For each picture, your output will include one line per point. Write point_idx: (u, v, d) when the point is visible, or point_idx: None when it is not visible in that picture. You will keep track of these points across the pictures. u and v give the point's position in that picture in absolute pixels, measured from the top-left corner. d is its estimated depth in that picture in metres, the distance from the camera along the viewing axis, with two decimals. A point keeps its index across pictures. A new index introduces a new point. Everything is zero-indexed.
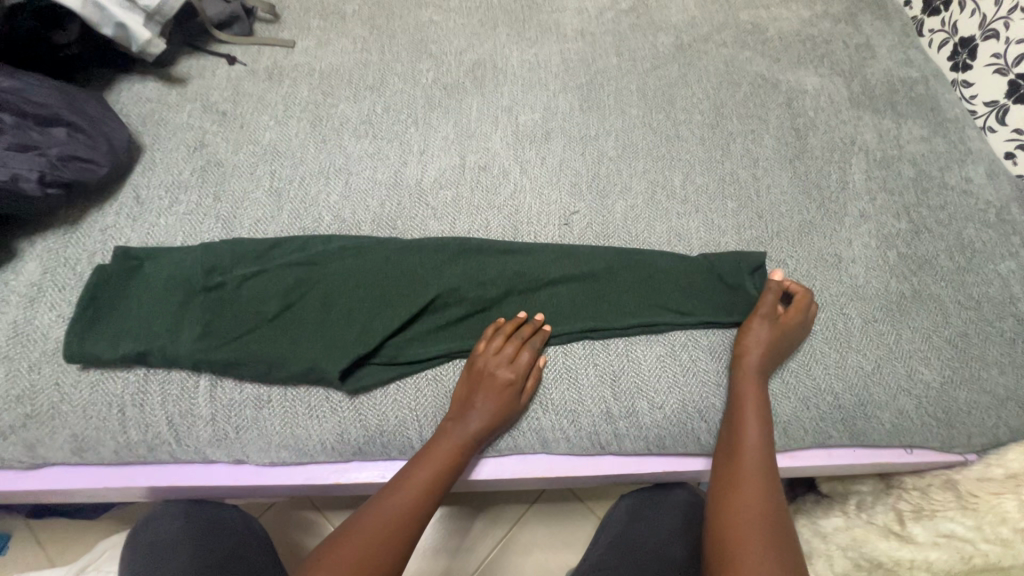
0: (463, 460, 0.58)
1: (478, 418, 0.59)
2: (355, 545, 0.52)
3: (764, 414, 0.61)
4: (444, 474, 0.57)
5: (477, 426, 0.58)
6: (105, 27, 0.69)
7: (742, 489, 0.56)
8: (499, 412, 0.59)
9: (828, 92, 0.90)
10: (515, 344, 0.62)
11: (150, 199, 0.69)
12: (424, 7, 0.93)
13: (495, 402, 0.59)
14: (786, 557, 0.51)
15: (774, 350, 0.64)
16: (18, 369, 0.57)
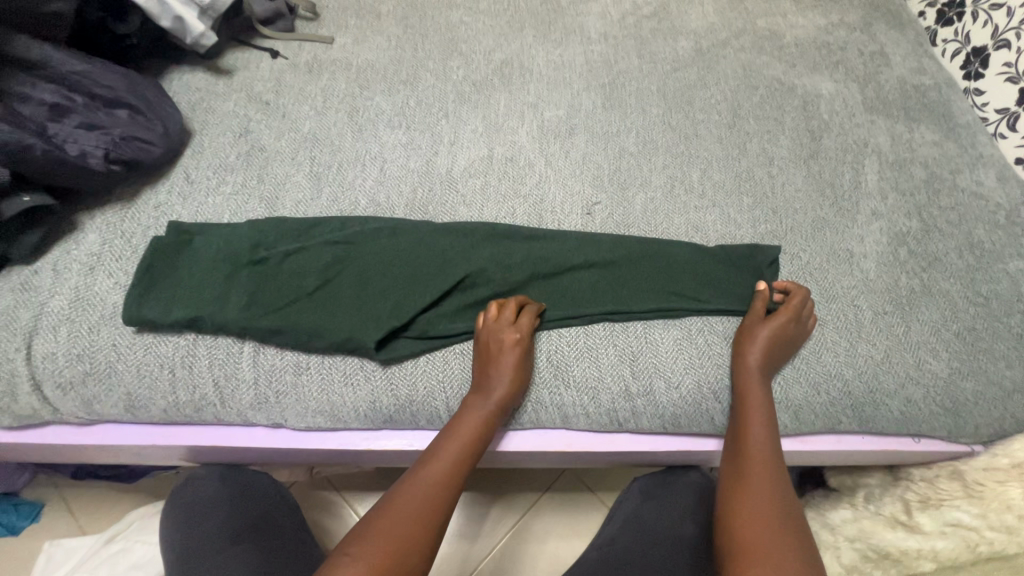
0: (486, 432, 0.61)
1: (499, 391, 0.61)
2: (392, 518, 0.54)
3: (769, 398, 0.64)
4: (470, 446, 0.60)
5: (498, 399, 0.61)
6: (164, 19, 0.74)
7: (754, 473, 0.59)
8: (516, 385, 0.62)
9: (842, 96, 0.93)
10: (513, 308, 0.65)
11: (199, 179, 0.73)
12: (455, 9, 0.98)
13: (513, 375, 0.62)
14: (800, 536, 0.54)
15: (779, 333, 0.66)
16: (78, 331, 0.61)
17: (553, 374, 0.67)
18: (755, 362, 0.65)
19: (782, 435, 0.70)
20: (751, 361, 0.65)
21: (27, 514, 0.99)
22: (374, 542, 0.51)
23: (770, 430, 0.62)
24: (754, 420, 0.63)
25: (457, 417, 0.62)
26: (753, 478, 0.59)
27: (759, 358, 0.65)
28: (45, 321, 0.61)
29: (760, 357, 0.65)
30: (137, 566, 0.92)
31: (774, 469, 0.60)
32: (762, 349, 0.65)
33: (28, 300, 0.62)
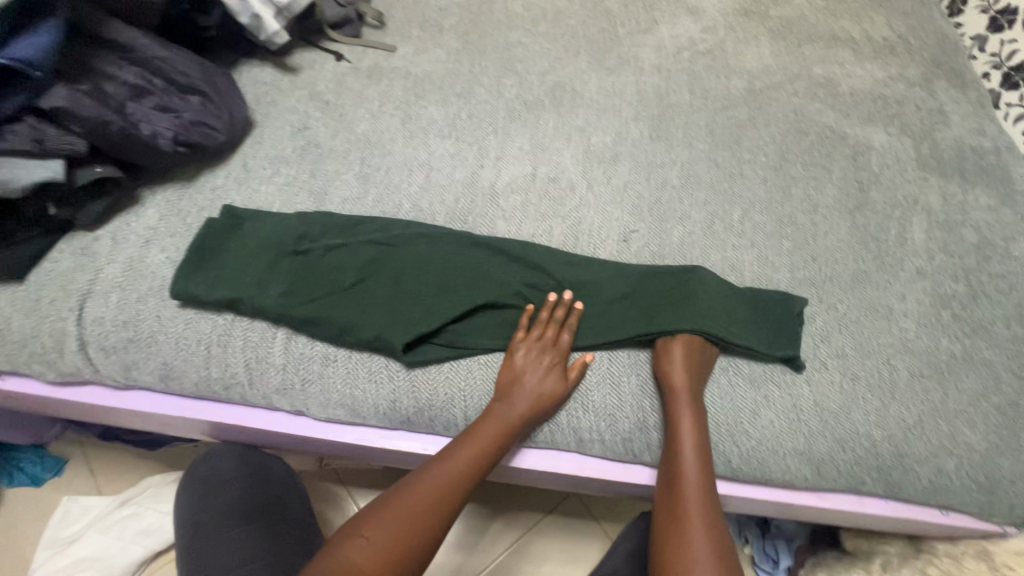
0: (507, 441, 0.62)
1: (522, 403, 0.63)
2: (404, 508, 0.56)
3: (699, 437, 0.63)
4: (490, 451, 0.61)
5: (520, 410, 0.63)
6: (242, 15, 0.78)
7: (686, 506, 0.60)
8: (541, 399, 0.64)
9: (894, 150, 0.92)
10: (554, 329, 0.68)
11: (255, 168, 0.77)
12: (514, 29, 1.01)
13: (538, 391, 0.64)
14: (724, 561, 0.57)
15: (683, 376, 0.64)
16: (128, 298, 0.65)
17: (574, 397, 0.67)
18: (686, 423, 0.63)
19: (801, 488, 0.68)
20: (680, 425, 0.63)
21: (51, 468, 1.03)
22: (381, 529, 0.55)
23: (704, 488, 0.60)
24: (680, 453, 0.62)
25: (483, 419, 0.63)
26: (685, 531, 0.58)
27: (688, 420, 0.63)
28: (98, 287, 0.65)
29: (686, 411, 0.63)
30: (145, 531, 0.96)
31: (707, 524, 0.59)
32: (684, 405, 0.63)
33: (87, 264, 0.66)
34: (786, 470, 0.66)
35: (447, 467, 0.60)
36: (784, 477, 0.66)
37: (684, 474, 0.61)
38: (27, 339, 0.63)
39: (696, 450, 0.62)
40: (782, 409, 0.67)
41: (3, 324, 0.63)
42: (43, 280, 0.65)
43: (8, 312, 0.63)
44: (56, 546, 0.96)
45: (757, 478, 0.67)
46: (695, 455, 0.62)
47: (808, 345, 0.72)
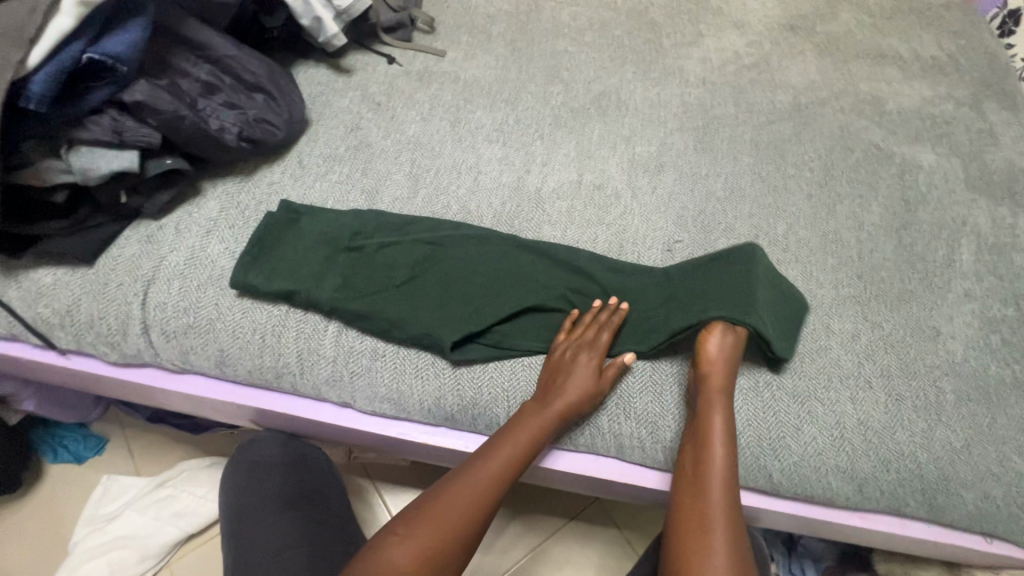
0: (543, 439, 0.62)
1: (557, 402, 0.63)
2: (447, 502, 0.58)
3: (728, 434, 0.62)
4: (524, 449, 0.62)
5: (556, 408, 0.63)
6: (304, 18, 0.81)
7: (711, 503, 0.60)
8: (579, 398, 0.64)
9: (942, 170, 0.91)
10: (594, 328, 0.68)
11: (310, 165, 0.79)
12: (561, 38, 1.02)
13: (576, 388, 0.64)
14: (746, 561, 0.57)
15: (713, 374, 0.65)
16: (189, 286, 0.67)
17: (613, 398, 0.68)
18: (717, 422, 0.62)
19: (841, 506, 0.68)
20: (711, 424, 0.62)
21: (93, 448, 1.06)
22: (423, 524, 0.57)
23: (730, 489, 0.60)
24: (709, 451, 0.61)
25: (522, 416, 0.64)
26: (709, 531, 0.58)
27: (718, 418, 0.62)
28: (162, 274, 0.67)
29: (717, 409, 0.63)
30: (180, 513, 0.97)
31: (731, 526, 0.59)
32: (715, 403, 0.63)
33: (151, 252, 0.68)
34: (828, 487, 0.66)
35: (483, 465, 0.61)
36: (825, 495, 0.66)
37: (711, 475, 0.60)
38: (94, 321, 0.66)
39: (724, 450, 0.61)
40: (825, 426, 0.67)
41: (72, 306, 0.66)
42: (110, 265, 0.67)
43: (77, 294, 0.66)
44: (97, 523, 0.98)
45: (797, 494, 0.67)
46: (723, 457, 0.61)
47: (853, 363, 0.71)
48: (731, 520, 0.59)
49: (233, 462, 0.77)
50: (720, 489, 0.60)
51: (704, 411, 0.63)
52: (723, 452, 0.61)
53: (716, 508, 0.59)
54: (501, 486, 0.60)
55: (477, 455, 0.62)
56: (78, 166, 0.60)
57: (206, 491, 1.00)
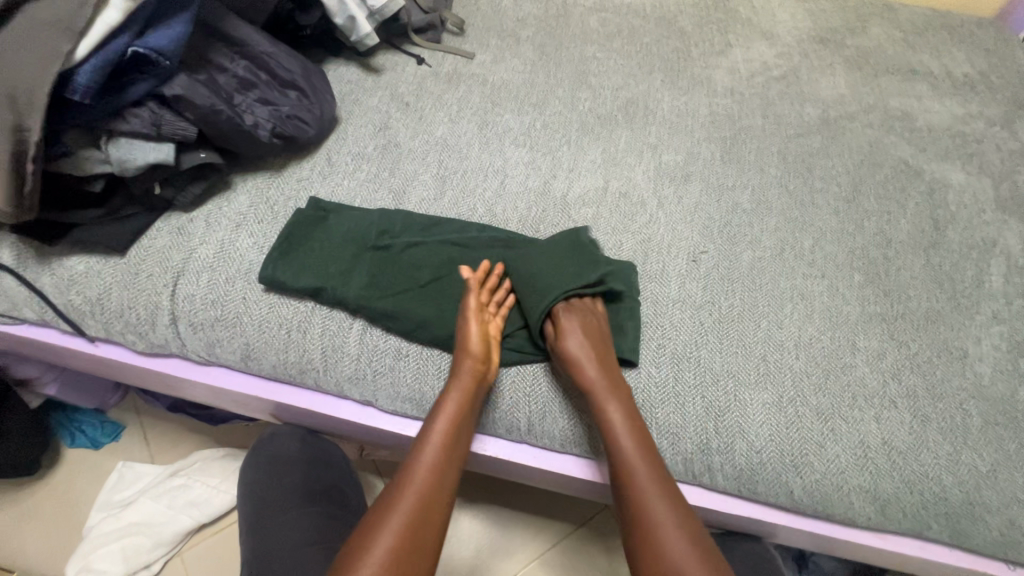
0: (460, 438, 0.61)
1: (452, 399, 0.61)
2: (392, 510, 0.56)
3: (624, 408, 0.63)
4: (444, 454, 0.60)
5: (455, 404, 0.61)
6: (339, 16, 0.82)
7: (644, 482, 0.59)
8: (477, 388, 0.62)
9: (972, 189, 0.90)
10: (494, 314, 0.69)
11: (339, 162, 0.80)
12: (589, 44, 1.02)
13: (470, 374, 0.62)
14: (696, 538, 0.57)
15: (590, 345, 0.66)
16: (218, 279, 0.68)
17: (574, 390, 0.68)
18: (613, 405, 0.62)
19: (861, 526, 0.67)
20: (611, 413, 0.62)
21: (109, 434, 1.07)
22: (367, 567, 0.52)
23: (659, 474, 0.60)
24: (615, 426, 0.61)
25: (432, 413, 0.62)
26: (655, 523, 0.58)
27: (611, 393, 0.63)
28: (191, 266, 0.68)
29: (605, 388, 0.63)
30: (193, 503, 0.98)
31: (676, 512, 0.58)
32: (600, 378, 0.64)
33: (181, 244, 0.69)
34: (850, 506, 0.65)
35: (410, 488, 0.57)
36: (846, 514, 0.65)
37: (637, 467, 0.60)
38: (124, 310, 0.67)
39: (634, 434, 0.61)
40: (848, 444, 0.66)
41: (104, 294, 0.67)
42: (141, 255, 0.68)
43: (108, 283, 0.67)
44: (110, 509, 0.99)
45: (818, 512, 0.66)
46: (635, 441, 0.61)
47: (878, 381, 0.71)
48: (674, 507, 0.59)
49: (253, 453, 0.80)
50: (650, 478, 0.60)
51: (600, 395, 0.63)
52: (635, 437, 0.61)
53: (655, 497, 0.59)
54: (438, 497, 0.58)
55: (400, 482, 0.58)
56: (116, 157, 0.61)
57: (220, 482, 1.00)
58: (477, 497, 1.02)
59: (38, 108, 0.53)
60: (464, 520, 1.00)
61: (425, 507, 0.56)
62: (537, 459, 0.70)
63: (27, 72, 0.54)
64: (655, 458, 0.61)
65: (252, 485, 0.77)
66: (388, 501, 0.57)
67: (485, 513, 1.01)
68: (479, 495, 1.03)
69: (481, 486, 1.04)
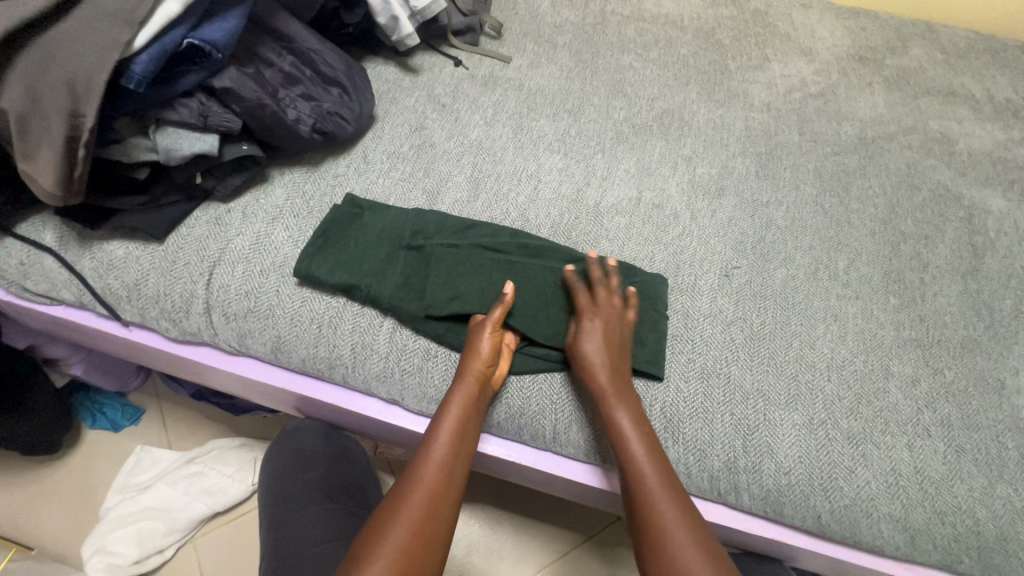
0: (465, 442, 0.60)
1: (457, 401, 0.61)
2: (401, 505, 0.55)
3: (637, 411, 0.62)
4: (448, 458, 0.58)
5: (458, 405, 0.61)
6: (381, 16, 0.82)
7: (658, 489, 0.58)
8: (480, 391, 0.62)
9: (1013, 217, 0.87)
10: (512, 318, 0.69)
11: (374, 160, 0.80)
12: (626, 53, 1.02)
13: (477, 377, 0.62)
14: (712, 550, 0.54)
15: (600, 342, 0.65)
16: (253, 270, 0.68)
17: None
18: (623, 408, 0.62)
19: (889, 556, 0.65)
20: (616, 414, 0.61)
21: (130, 417, 1.08)
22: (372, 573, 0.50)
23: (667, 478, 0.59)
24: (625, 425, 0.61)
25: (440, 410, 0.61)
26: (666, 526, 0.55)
27: (622, 395, 0.63)
28: (227, 256, 0.69)
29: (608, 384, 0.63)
30: (209, 491, 0.98)
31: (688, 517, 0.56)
32: (602, 372, 0.63)
33: (218, 234, 0.70)
34: (878, 535, 0.64)
35: (413, 489, 0.56)
36: (874, 542, 0.64)
37: (648, 471, 0.59)
38: (160, 297, 0.68)
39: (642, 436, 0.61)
40: (879, 471, 0.65)
41: (141, 280, 0.68)
42: (179, 243, 0.69)
43: (145, 269, 0.68)
44: (128, 492, 1.00)
45: (844, 538, 0.65)
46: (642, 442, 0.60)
47: (911, 409, 0.69)
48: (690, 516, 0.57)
49: (274, 447, 0.82)
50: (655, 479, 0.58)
51: (604, 394, 0.62)
52: (642, 439, 0.60)
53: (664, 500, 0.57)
54: (443, 494, 0.57)
55: (407, 478, 0.57)
56: (162, 145, 0.62)
57: (235, 471, 1.01)
58: (489, 502, 1.02)
59: (95, 94, 0.54)
60: (476, 525, 1.00)
61: (427, 509, 0.55)
62: (558, 468, 0.69)
63: (86, 60, 0.54)
64: (664, 463, 0.60)
65: (273, 480, 0.79)
66: (391, 502, 0.56)
67: (496, 518, 1.01)
68: (492, 500, 1.02)
69: (494, 490, 1.03)
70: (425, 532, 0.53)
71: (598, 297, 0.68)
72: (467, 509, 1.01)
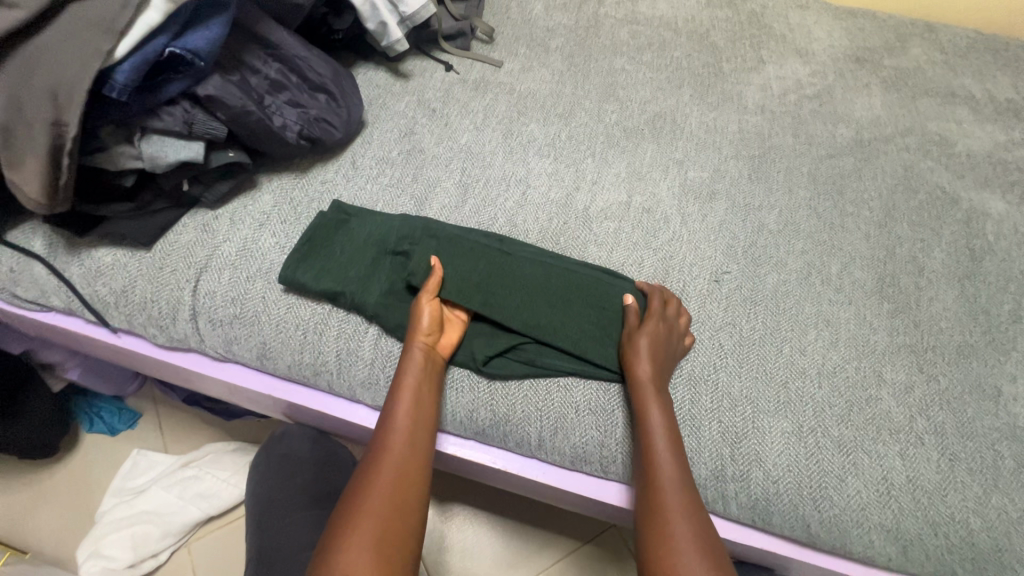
0: (423, 412, 0.61)
1: (409, 376, 0.61)
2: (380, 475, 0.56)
3: (666, 400, 0.63)
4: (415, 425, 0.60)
5: (415, 373, 0.62)
6: (370, 22, 0.83)
7: (665, 476, 0.59)
8: (431, 365, 0.63)
9: (1013, 219, 0.85)
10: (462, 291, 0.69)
11: (363, 166, 0.80)
12: (619, 56, 1.01)
13: (421, 348, 0.63)
14: (707, 540, 0.55)
15: (657, 339, 0.65)
16: (239, 277, 0.69)
17: (587, 406, 0.66)
18: (654, 396, 0.62)
19: (881, 566, 0.64)
20: (648, 403, 0.62)
21: (126, 421, 1.09)
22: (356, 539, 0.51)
23: (678, 464, 0.59)
24: (651, 412, 0.61)
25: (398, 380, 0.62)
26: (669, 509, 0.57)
27: (658, 389, 0.63)
28: (214, 262, 0.69)
29: (651, 376, 0.63)
30: (203, 495, 0.99)
31: (689, 499, 0.57)
32: (649, 364, 0.63)
33: (206, 240, 0.70)
34: (869, 545, 0.63)
35: (388, 458, 0.57)
36: (864, 552, 0.63)
37: (663, 459, 0.59)
38: (147, 303, 0.68)
39: (664, 424, 0.61)
40: (870, 479, 0.64)
41: (128, 287, 0.69)
42: (166, 250, 0.69)
43: (133, 275, 0.69)
44: (123, 496, 1.00)
45: (834, 548, 0.64)
46: (663, 430, 0.61)
47: (904, 416, 0.68)
48: (692, 508, 0.57)
49: (264, 451, 0.84)
50: (669, 464, 0.59)
51: (644, 384, 0.63)
52: (665, 427, 0.61)
53: (671, 486, 0.58)
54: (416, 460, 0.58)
55: (379, 448, 0.58)
56: (147, 153, 0.62)
57: (230, 475, 1.01)
58: (483, 507, 1.02)
59: (78, 103, 0.55)
60: (468, 530, 0.99)
61: (401, 476, 0.56)
62: (543, 474, 0.69)
63: (70, 69, 0.55)
64: (678, 452, 0.60)
65: (264, 484, 0.82)
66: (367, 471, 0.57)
67: (489, 524, 1.00)
68: (486, 505, 1.02)
69: (487, 496, 1.03)
70: (399, 508, 0.55)
71: (667, 310, 0.69)
72: (461, 514, 1.01)
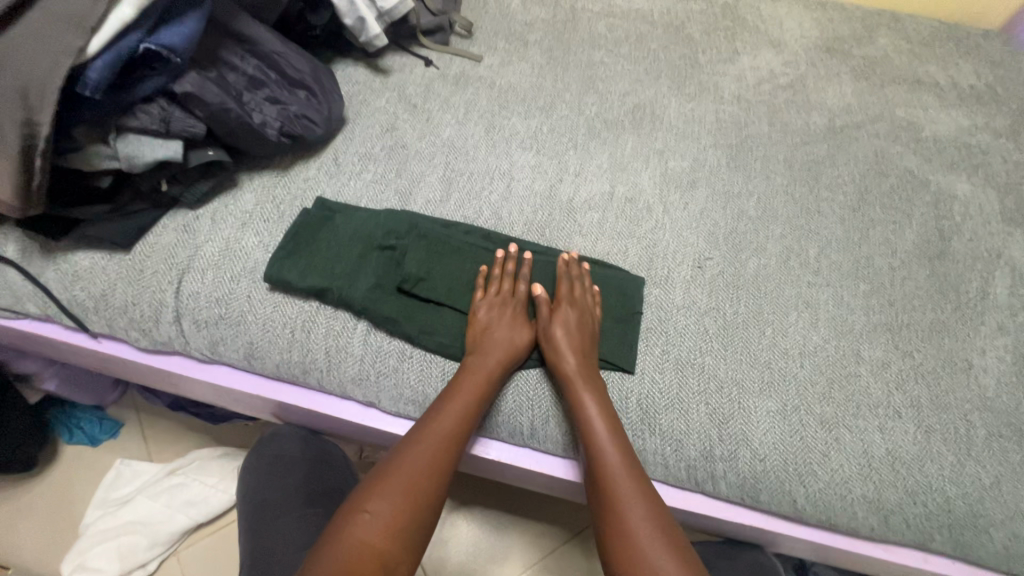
0: (454, 448, 0.59)
1: (466, 395, 0.61)
2: (400, 476, 0.56)
3: (598, 386, 0.64)
4: (448, 428, 0.60)
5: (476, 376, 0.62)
6: (348, 18, 0.82)
7: (613, 464, 0.60)
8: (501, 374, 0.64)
9: (978, 201, 0.89)
10: (510, 282, 0.70)
11: (345, 162, 0.80)
12: (597, 49, 1.02)
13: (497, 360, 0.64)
14: (664, 522, 0.57)
15: (571, 326, 0.67)
16: (222, 277, 0.68)
17: None
18: (587, 389, 0.63)
19: (866, 537, 0.67)
20: (584, 395, 0.63)
21: (107, 431, 1.06)
22: (366, 536, 0.52)
23: (625, 458, 0.60)
24: (586, 403, 0.62)
25: (450, 388, 0.62)
26: (626, 506, 0.58)
27: (588, 379, 0.64)
28: (197, 263, 0.68)
29: (577, 367, 0.65)
30: (191, 502, 0.97)
31: (638, 482, 0.59)
32: (574, 356, 0.65)
33: (187, 241, 0.69)
34: (853, 516, 0.65)
35: (409, 458, 0.58)
36: (849, 524, 0.65)
37: (607, 448, 0.61)
38: (128, 307, 0.67)
39: (600, 411, 0.62)
40: (853, 453, 0.66)
41: (108, 291, 0.67)
42: (146, 252, 0.68)
43: (112, 279, 0.67)
44: (108, 507, 0.98)
45: (820, 522, 0.66)
46: (601, 417, 0.62)
47: (882, 392, 0.70)
48: (645, 493, 0.59)
49: (257, 451, 0.84)
50: (617, 458, 0.60)
51: (574, 377, 0.64)
52: (602, 415, 0.62)
53: (620, 473, 0.59)
54: (445, 461, 0.59)
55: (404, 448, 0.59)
56: (124, 153, 0.61)
57: (218, 481, 1.00)
58: (477, 502, 1.02)
59: (50, 102, 0.54)
60: (463, 525, 1.00)
61: (417, 475, 0.57)
62: (539, 463, 0.70)
63: (40, 69, 0.54)
64: (620, 439, 0.61)
65: (257, 485, 0.81)
66: (386, 471, 0.57)
67: (484, 518, 1.01)
68: (480, 500, 1.02)
69: (481, 490, 1.03)
70: (411, 504, 0.55)
71: (573, 288, 0.70)
72: (455, 509, 1.01)
